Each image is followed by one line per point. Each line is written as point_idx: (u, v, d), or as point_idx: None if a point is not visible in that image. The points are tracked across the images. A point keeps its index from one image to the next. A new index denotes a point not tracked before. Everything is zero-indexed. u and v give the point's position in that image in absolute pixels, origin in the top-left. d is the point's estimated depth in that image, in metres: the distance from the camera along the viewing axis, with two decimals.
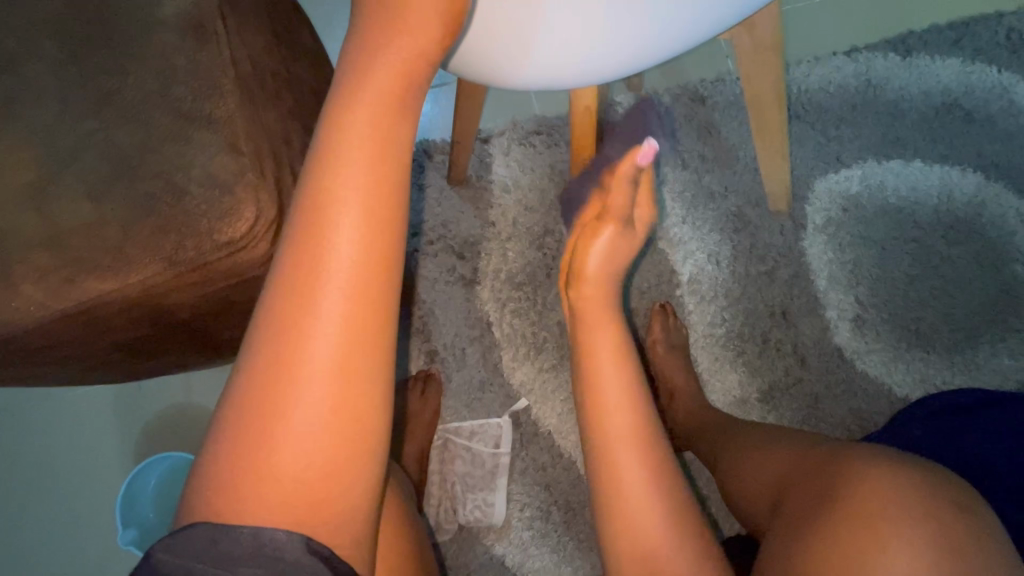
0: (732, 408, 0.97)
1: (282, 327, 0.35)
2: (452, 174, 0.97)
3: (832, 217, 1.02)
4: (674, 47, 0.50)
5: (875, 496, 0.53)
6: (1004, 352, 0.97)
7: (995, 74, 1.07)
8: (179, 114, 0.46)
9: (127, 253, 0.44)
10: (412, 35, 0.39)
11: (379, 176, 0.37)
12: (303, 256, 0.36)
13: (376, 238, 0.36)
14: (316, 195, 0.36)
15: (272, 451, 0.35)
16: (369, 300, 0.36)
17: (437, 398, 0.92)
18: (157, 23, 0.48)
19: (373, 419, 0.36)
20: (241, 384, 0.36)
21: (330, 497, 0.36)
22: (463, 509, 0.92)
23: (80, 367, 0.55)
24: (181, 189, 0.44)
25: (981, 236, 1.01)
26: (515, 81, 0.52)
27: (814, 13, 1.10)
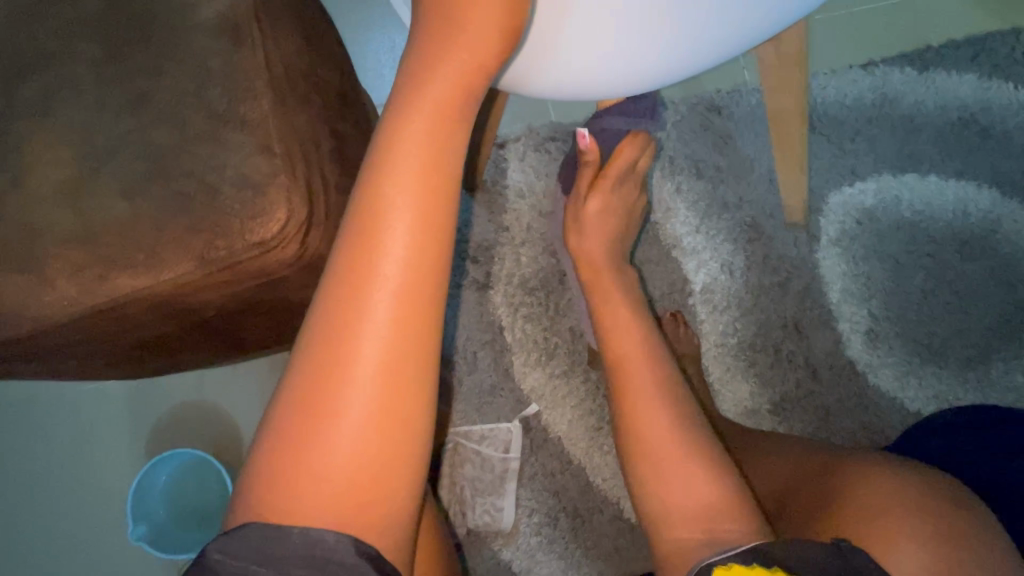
0: (743, 419, 0.97)
1: (332, 331, 0.36)
2: (469, 178, 0.97)
3: (846, 229, 1.02)
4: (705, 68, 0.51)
5: (870, 496, 0.54)
6: (1018, 369, 0.97)
7: (1012, 91, 1.07)
8: (214, 115, 0.46)
9: (159, 250, 0.44)
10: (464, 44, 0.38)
11: (431, 185, 0.37)
12: (355, 263, 0.36)
13: (427, 246, 0.36)
14: (369, 202, 0.37)
15: (319, 454, 0.35)
16: (417, 306, 0.36)
17: (448, 402, 0.94)
18: (192, 25, 0.49)
19: (419, 424, 0.37)
20: (289, 385, 0.36)
21: (374, 501, 0.36)
22: (472, 514, 0.92)
23: (105, 363, 0.56)
24: (215, 189, 0.45)
25: (996, 252, 1.01)
26: (549, 94, 0.52)
27: (831, 27, 1.11)
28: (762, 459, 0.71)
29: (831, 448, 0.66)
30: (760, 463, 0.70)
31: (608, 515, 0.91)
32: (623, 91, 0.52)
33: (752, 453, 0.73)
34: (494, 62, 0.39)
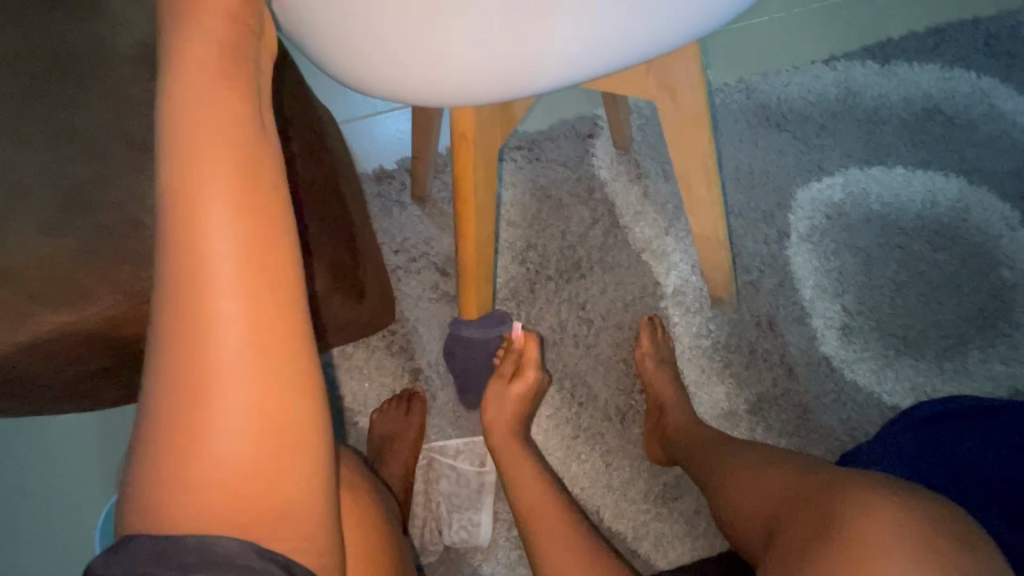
0: (721, 422, 0.96)
1: (175, 342, 0.35)
2: (414, 190, 0.98)
3: (816, 224, 1.02)
4: (555, 33, 0.46)
5: (883, 529, 0.52)
6: (995, 358, 0.96)
7: (974, 79, 1.08)
8: (134, 146, 0.48)
9: (84, 286, 0.45)
10: (214, 16, 0.37)
11: (253, 167, 0.37)
12: (186, 264, 0.35)
13: (260, 230, 0.36)
14: (187, 201, 0.35)
15: (202, 459, 0.35)
16: (263, 283, 0.36)
17: (421, 415, 0.91)
18: (111, 55, 0.50)
19: (295, 390, 0.37)
20: (147, 410, 0.36)
21: (279, 481, 0.37)
22: (450, 530, 0.90)
23: (47, 397, 0.55)
24: (137, 221, 0.47)
25: (967, 240, 1.01)
26: (355, 25, 0.45)
27: (791, 22, 1.11)
28: (745, 473, 0.70)
29: (817, 462, 0.65)
30: (743, 478, 0.69)
31: None
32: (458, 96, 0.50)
33: (734, 464, 0.73)
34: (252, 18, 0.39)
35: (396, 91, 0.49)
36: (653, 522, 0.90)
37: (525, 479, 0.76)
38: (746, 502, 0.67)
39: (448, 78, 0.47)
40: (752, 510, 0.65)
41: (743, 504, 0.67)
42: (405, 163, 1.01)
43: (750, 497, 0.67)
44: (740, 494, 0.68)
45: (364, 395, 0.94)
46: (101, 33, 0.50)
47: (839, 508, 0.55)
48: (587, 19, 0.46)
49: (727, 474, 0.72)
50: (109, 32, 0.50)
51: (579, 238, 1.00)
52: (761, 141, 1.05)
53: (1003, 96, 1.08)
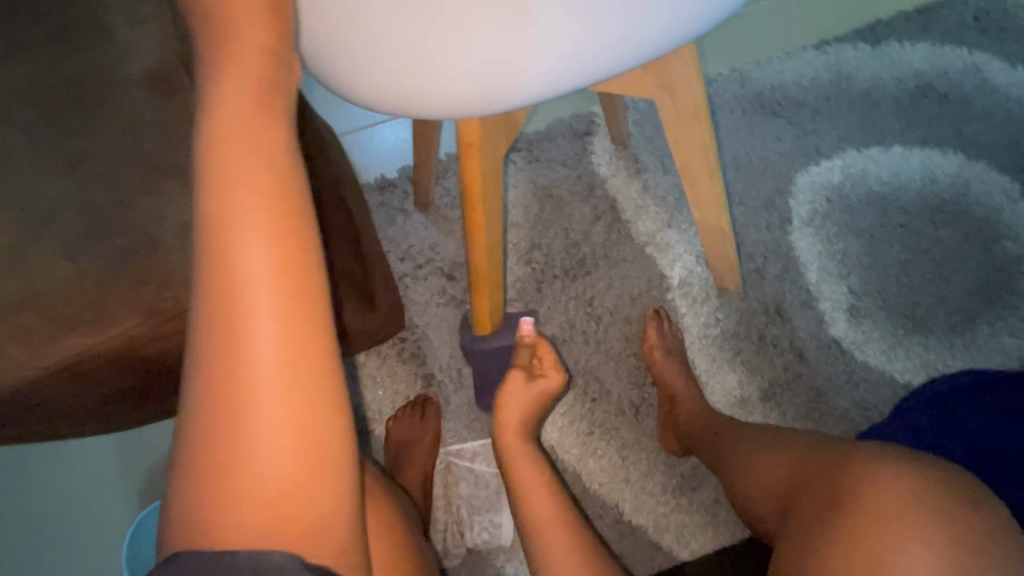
0: (734, 410, 0.96)
1: (212, 363, 0.36)
2: (418, 197, 0.98)
3: (818, 208, 1.03)
4: (550, 35, 0.46)
5: (893, 496, 0.53)
6: (1004, 331, 0.96)
7: (966, 55, 1.09)
8: (150, 167, 0.49)
9: (108, 309, 0.46)
10: (245, 47, 0.38)
11: (278, 184, 0.38)
12: (220, 280, 0.36)
13: (288, 245, 0.37)
14: (217, 219, 0.36)
15: (238, 478, 0.36)
16: (295, 305, 0.37)
17: (437, 420, 0.92)
18: (124, 81, 0.51)
19: (327, 411, 0.38)
20: (186, 430, 0.36)
21: (316, 493, 0.37)
22: (471, 532, 0.91)
23: (71, 421, 0.56)
24: (157, 241, 0.47)
25: (969, 215, 1.01)
26: (355, 34, 0.44)
27: (781, 9, 1.12)
28: (759, 453, 0.71)
29: (826, 437, 0.66)
30: (756, 458, 0.71)
31: (609, 520, 0.91)
32: (465, 108, 0.49)
33: (748, 445, 0.74)
34: (278, 42, 0.40)
35: (399, 102, 0.48)
36: (673, 514, 0.91)
37: (540, 502, 0.73)
38: (763, 476, 0.68)
39: (454, 83, 0.47)
40: (770, 487, 0.66)
41: (762, 486, 0.67)
42: (406, 171, 1.02)
43: (768, 480, 0.67)
44: (755, 471, 0.69)
45: (378, 403, 0.95)
46: (111, 58, 0.51)
47: (846, 478, 0.56)
48: (580, 19, 0.46)
49: (743, 454, 0.73)
50: (120, 57, 0.51)
51: (582, 235, 1.01)
52: (758, 129, 1.06)
53: (996, 70, 1.08)
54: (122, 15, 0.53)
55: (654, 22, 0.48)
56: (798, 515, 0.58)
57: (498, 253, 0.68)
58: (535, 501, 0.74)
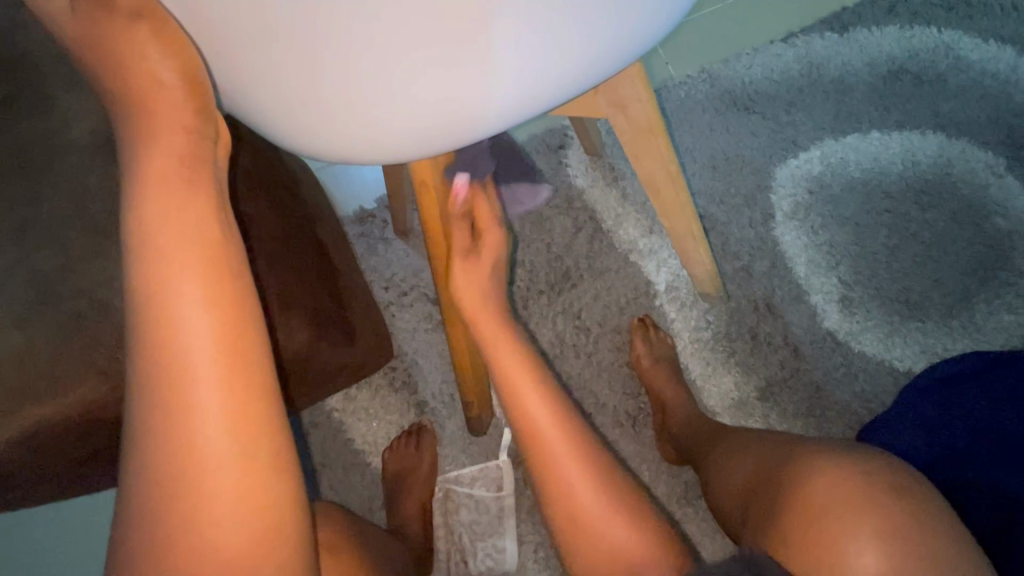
0: (733, 412, 0.94)
1: (157, 432, 0.37)
2: (396, 225, 0.98)
3: (800, 201, 1.01)
4: (483, 69, 0.44)
5: (830, 494, 0.52)
6: (1003, 309, 0.94)
7: (936, 35, 1.08)
8: (95, 230, 0.53)
9: (62, 375, 0.49)
10: (167, 128, 0.42)
11: (207, 237, 0.40)
12: (156, 338, 0.38)
13: (220, 293, 0.39)
14: (151, 279, 0.39)
15: (192, 542, 0.36)
16: (235, 367, 0.39)
17: (432, 449, 0.90)
18: (66, 149, 0.54)
19: (276, 466, 0.39)
20: (134, 501, 0.37)
21: (269, 529, 0.38)
22: (475, 559, 0.89)
23: (54, 483, 0.58)
24: (106, 303, 0.51)
25: (955, 194, 1.00)
26: (278, 79, 0.42)
27: (745, 5, 1.12)
28: (731, 455, 0.70)
29: (787, 436, 0.65)
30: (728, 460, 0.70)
31: None
32: (400, 146, 0.48)
33: (727, 446, 0.73)
34: (192, 107, 0.42)
35: (336, 143, 0.47)
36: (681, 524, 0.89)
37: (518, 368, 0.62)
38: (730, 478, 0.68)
39: (389, 122, 0.45)
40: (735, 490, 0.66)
41: (733, 493, 0.66)
42: (383, 200, 1.02)
43: (734, 482, 0.67)
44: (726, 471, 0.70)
45: (373, 435, 0.94)
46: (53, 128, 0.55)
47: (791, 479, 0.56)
48: (514, 52, 0.44)
49: (720, 454, 0.73)
50: (61, 127, 0.55)
51: (565, 248, 1.00)
52: (732, 127, 1.05)
53: (968, 47, 1.07)
54: (64, 82, 0.56)
55: (593, 47, 0.47)
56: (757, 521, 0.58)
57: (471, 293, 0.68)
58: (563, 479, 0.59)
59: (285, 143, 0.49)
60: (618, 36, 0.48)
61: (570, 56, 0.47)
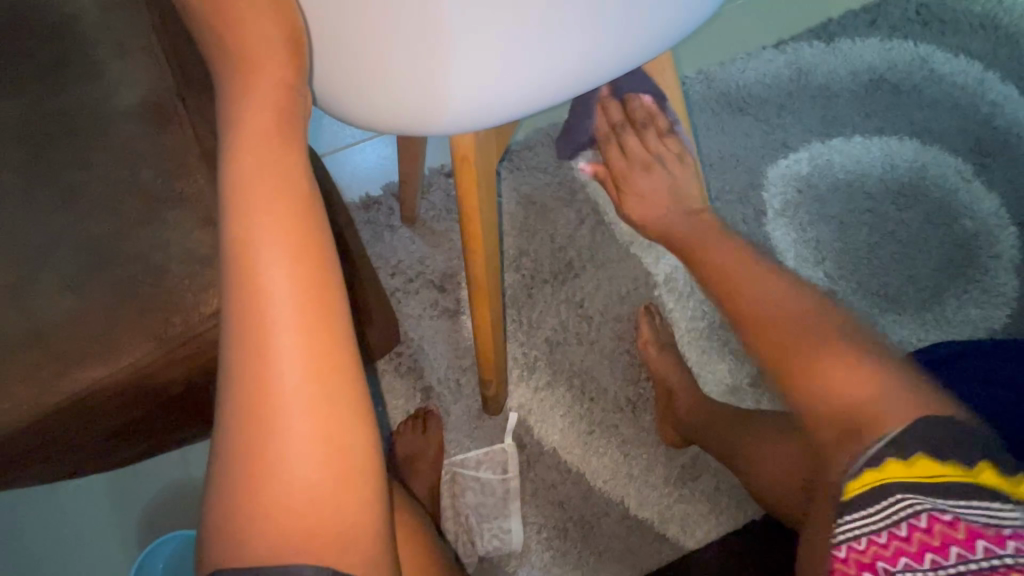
0: (727, 398, 0.99)
1: (246, 388, 0.38)
2: (403, 212, 0.99)
3: (790, 198, 1.07)
4: (549, 45, 0.47)
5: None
6: (970, 303, 1.02)
7: (912, 47, 1.16)
8: (149, 197, 0.52)
9: (117, 341, 0.49)
10: (266, 91, 0.44)
11: (293, 193, 0.41)
12: (244, 289, 0.39)
13: (305, 248, 0.40)
14: (240, 232, 0.40)
15: (276, 490, 0.38)
16: (322, 331, 0.39)
17: (440, 432, 0.91)
18: (114, 112, 0.54)
19: (355, 425, 0.40)
20: (220, 441, 0.38)
21: (347, 484, 0.39)
22: (482, 540, 0.91)
23: (82, 453, 0.58)
24: (161, 269, 0.50)
25: (928, 197, 1.07)
26: (359, 49, 0.44)
27: (740, 11, 1.17)
28: None
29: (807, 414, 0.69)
30: None
31: (615, 516, 0.93)
32: (468, 123, 0.49)
33: None
34: (292, 74, 0.44)
35: (407, 119, 0.48)
36: (677, 504, 0.94)
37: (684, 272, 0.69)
38: None
39: (458, 94, 0.47)
40: None
41: None
42: (390, 187, 1.03)
43: None
44: None
45: (379, 419, 0.95)
46: (98, 91, 0.54)
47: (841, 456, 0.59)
48: (578, 28, 0.47)
49: None
50: (109, 89, 0.54)
51: (568, 239, 1.03)
52: (727, 126, 1.10)
53: (941, 60, 1.16)
54: (99, 45, 0.56)
55: (650, 25, 0.50)
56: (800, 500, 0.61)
57: (497, 285, 0.71)
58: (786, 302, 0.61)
59: (353, 122, 0.50)
60: (671, 14, 0.50)
61: (628, 36, 0.49)
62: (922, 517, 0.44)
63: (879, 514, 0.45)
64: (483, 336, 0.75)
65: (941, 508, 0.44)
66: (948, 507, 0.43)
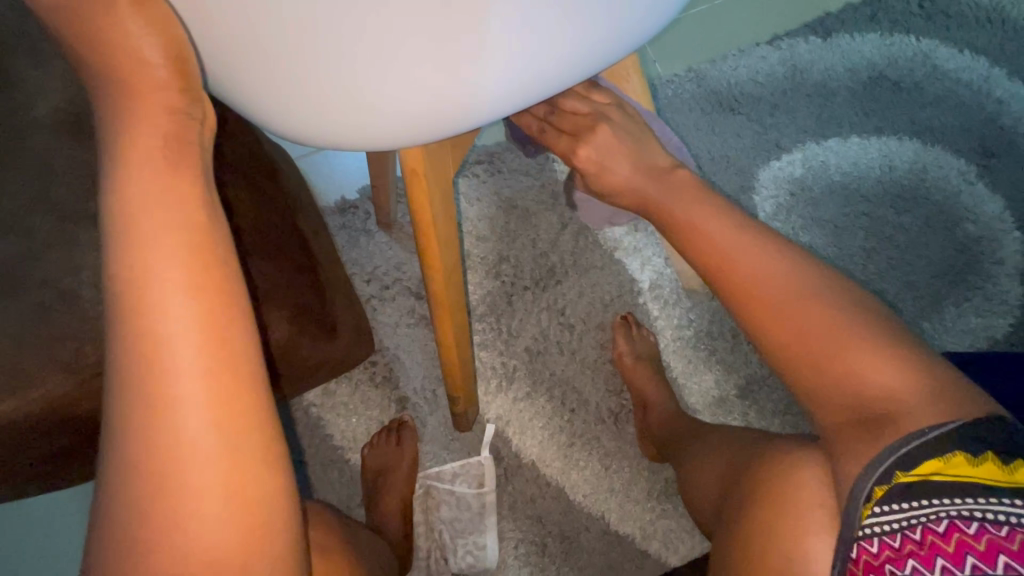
0: (713, 410, 0.95)
1: (140, 424, 0.38)
2: (379, 217, 0.96)
3: (782, 202, 1.03)
4: (482, 61, 0.43)
5: (803, 492, 0.52)
6: (971, 311, 0.98)
7: (914, 43, 1.11)
8: (64, 216, 0.52)
9: (27, 369, 0.49)
10: (155, 114, 0.41)
11: (192, 226, 0.40)
12: (140, 326, 0.38)
13: (204, 283, 0.40)
14: (135, 269, 0.39)
15: (178, 523, 0.38)
16: (222, 367, 0.39)
17: (413, 445, 0.88)
18: (30, 126, 0.53)
19: (261, 457, 0.40)
20: (115, 479, 0.38)
21: (253, 514, 0.40)
22: (456, 556, 0.89)
23: (14, 479, 0.57)
24: (75, 294, 0.51)
25: (928, 200, 1.03)
26: (269, 63, 0.40)
27: (732, 6, 1.12)
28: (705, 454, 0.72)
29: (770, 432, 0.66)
30: (704, 458, 0.71)
31: (595, 531, 0.90)
32: (400, 139, 0.47)
33: (705, 442, 0.75)
34: (183, 98, 0.42)
35: (344, 135, 0.45)
36: (660, 520, 0.91)
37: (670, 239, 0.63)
38: (704, 481, 0.69)
39: (383, 110, 0.44)
40: (710, 491, 0.66)
41: (708, 490, 0.68)
42: (366, 191, 1.00)
43: (709, 477, 0.68)
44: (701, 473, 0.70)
45: (353, 430, 0.92)
46: (15, 103, 0.53)
47: (767, 476, 0.56)
48: (513, 38, 0.43)
49: (696, 450, 0.74)
50: (26, 102, 0.54)
51: (550, 244, 0.99)
52: (717, 126, 1.06)
53: (944, 56, 1.10)
54: (30, 57, 0.54)
55: (595, 32, 0.46)
56: (728, 518, 0.58)
57: (461, 296, 0.68)
58: (776, 270, 0.56)
59: (284, 137, 0.47)
60: (619, 21, 0.46)
61: (571, 45, 0.46)
62: (942, 522, 0.44)
63: (914, 510, 0.45)
64: (449, 348, 0.72)
65: (966, 516, 0.44)
66: (975, 516, 0.44)
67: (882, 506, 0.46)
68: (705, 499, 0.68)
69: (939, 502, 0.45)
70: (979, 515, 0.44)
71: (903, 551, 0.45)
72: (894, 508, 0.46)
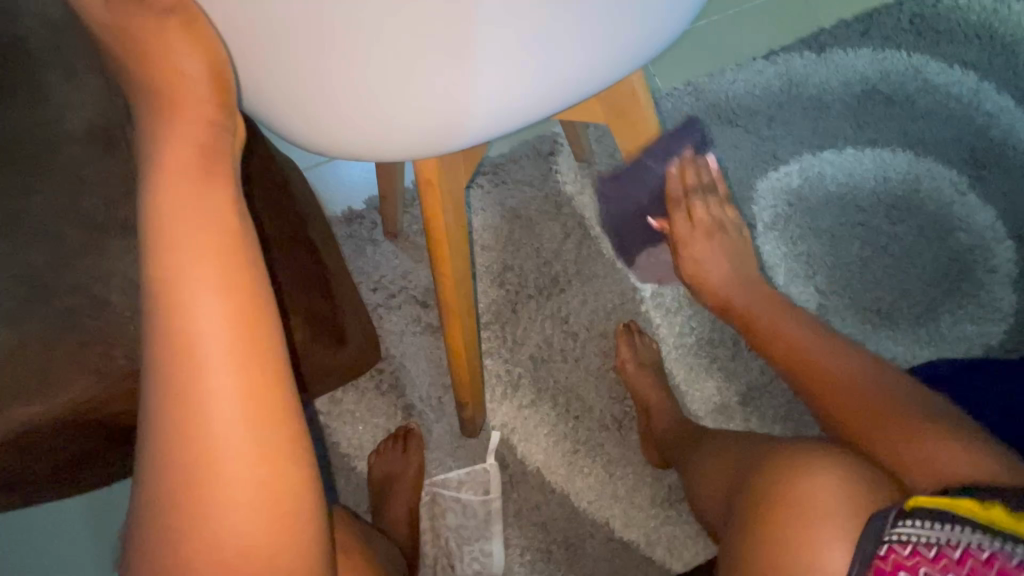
0: (715, 416, 0.97)
1: (176, 419, 0.40)
2: (386, 227, 0.98)
3: (780, 212, 1.05)
4: (501, 73, 0.45)
5: (814, 496, 0.53)
6: (965, 319, 1.00)
7: (905, 58, 1.14)
8: (90, 226, 0.54)
9: (52, 376, 0.50)
10: (190, 123, 0.42)
11: (224, 230, 0.42)
12: (176, 327, 0.40)
13: (236, 284, 0.42)
14: (170, 272, 0.41)
15: (213, 515, 0.39)
16: (253, 364, 0.41)
17: (421, 453, 0.89)
18: (58, 137, 0.55)
19: (291, 451, 0.42)
20: (152, 473, 0.40)
21: (285, 507, 0.41)
22: (461, 563, 0.90)
23: (30, 484, 0.58)
24: (101, 301, 0.52)
25: (922, 210, 1.05)
26: (300, 74, 0.42)
27: (729, 22, 1.15)
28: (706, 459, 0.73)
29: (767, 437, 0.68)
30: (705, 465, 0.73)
31: (600, 538, 0.90)
32: (421, 147, 0.48)
33: (707, 446, 0.76)
34: (217, 109, 0.43)
35: (371, 136, 0.46)
36: (664, 526, 0.91)
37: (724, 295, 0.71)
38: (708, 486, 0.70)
39: (406, 119, 0.46)
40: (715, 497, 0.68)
41: (712, 495, 0.69)
42: (373, 201, 1.01)
43: (712, 483, 0.70)
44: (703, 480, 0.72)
45: (359, 438, 0.93)
46: (42, 115, 0.55)
47: (772, 480, 0.57)
48: (531, 52, 0.45)
49: (697, 455, 0.76)
50: (53, 114, 0.55)
51: (554, 253, 1.01)
52: (717, 138, 1.08)
53: (935, 70, 1.14)
54: (56, 70, 0.56)
55: (610, 45, 0.48)
56: (732, 523, 0.59)
57: (473, 303, 0.69)
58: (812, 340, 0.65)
59: (309, 146, 0.49)
60: (633, 35, 0.48)
61: (587, 58, 0.48)
62: (961, 547, 0.47)
63: (939, 529, 0.47)
64: (458, 355, 0.73)
65: (986, 544, 0.46)
66: (995, 546, 0.46)
67: (900, 519, 0.49)
68: (709, 502, 0.69)
69: (959, 529, 0.47)
70: (1000, 546, 0.46)
71: (935, 562, 0.47)
72: (917, 524, 0.48)
